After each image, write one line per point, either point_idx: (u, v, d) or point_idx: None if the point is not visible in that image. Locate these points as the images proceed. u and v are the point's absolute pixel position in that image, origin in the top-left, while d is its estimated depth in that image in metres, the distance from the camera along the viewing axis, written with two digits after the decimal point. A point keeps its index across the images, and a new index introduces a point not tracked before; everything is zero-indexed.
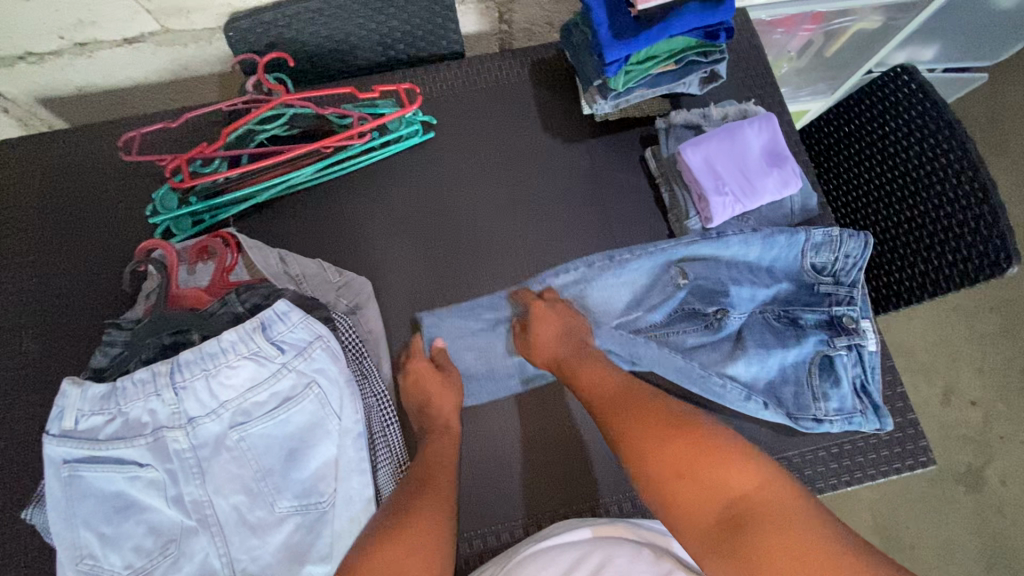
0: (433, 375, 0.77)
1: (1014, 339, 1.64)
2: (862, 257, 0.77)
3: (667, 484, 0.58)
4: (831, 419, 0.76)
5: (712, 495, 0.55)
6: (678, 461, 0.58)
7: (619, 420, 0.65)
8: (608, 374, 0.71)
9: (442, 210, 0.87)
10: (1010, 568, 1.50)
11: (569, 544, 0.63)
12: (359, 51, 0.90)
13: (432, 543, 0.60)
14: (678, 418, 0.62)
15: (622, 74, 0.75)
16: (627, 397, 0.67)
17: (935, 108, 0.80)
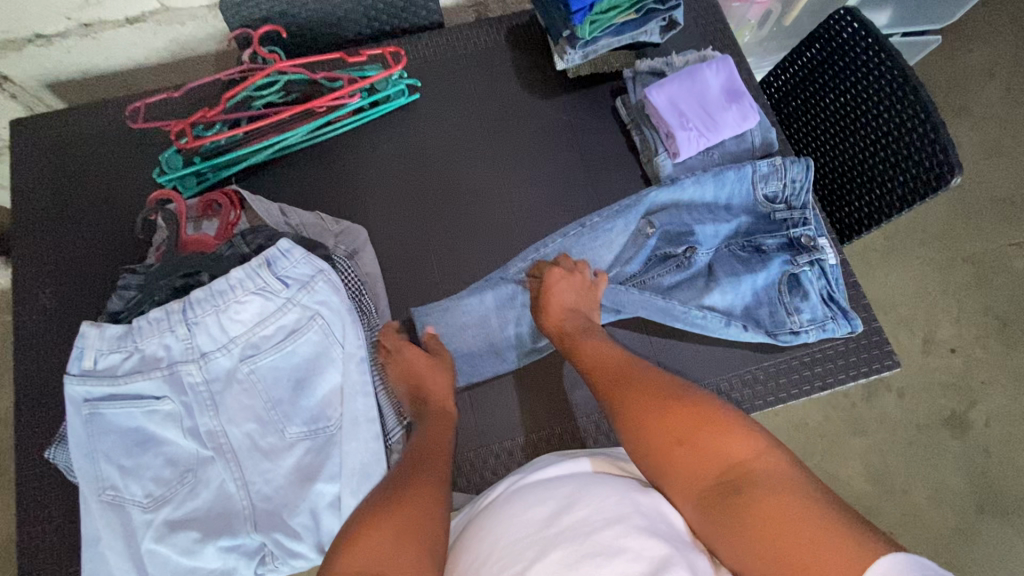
0: (421, 360, 0.79)
1: (985, 287, 1.73)
2: (807, 179, 0.84)
3: (666, 450, 0.59)
4: (807, 329, 0.82)
5: (711, 461, 0.57)
6: (677, 427, 0.60)
7: (619, 394, 0.67)
8: (607, 349, 0.74)
9: (430, 163, 0.93)
10: (997, 504, 1.56)
11: (555, 481, 0.63)
12: (345, 23, 0.97)
13: (431, 524, 0.58)
14: (676, 390, 0.65)
15: (588, 24, 0.82)
16: (626, 372, 0.69)
17: (877, 44, 0.88)
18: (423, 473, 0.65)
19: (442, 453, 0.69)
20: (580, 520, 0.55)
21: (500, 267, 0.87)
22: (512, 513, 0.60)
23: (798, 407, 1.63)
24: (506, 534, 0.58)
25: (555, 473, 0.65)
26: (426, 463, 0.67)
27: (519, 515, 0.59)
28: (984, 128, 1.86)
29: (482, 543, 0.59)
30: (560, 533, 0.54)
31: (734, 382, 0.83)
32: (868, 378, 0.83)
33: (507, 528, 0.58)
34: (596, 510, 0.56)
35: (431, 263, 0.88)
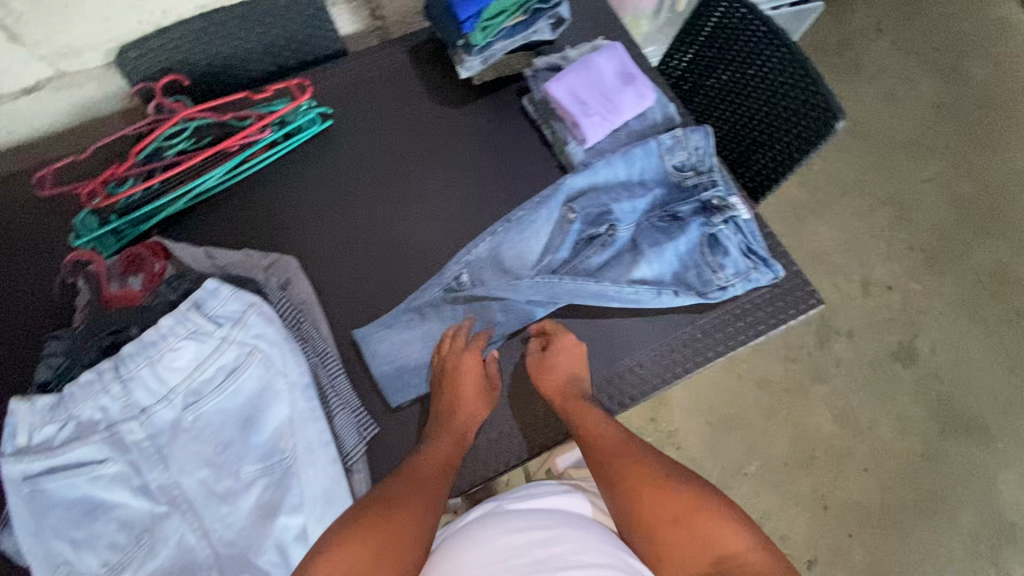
0: (476, 377, 0.78)
1: (907, 224, 1.85)
2: (708, 145, 0.90)
3: (661, 529, 0.66)
4: (733, 283, 0.86)
5: (702, 548, 0.64)
6: (675, 508, 0.67)
7: (619, 463, 0.72)
8: (609, 419, 0.77)
9: (352, 186, 0.95)
10: (954, 422, 1.65)
11: (536, 517, 0.72)
12: (248, 64, 0.99)
13: (407, 550, 0.62)
14: (677, 471, 0.71)
15: (479, 31, 0.86)
16: (620, 440, 0.75)
17: (750, 13, 0.96)
18: (414, 488, 0.68)
19: (440, 472, 0.71)
20: (550, 557, 0.64)
21: (436, 274, 0.87)
22: (496, 534, 0.68)
23: (759, 365, 1.69)
24: (482, 551, 0.67)
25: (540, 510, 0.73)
26: (422, 476, 0.70)
27: (499, 539, 0.67)
28: (880, 80, 2.01)
29: (457, 557, 0.68)
30: (532, 565, 0.63)
31: (674, 344, 0.86)
32: (796, 320, 0.88)
33: (486, 548, 0.67)
34: (567, 551, 0.64)
35: (367, 280, 0.88)
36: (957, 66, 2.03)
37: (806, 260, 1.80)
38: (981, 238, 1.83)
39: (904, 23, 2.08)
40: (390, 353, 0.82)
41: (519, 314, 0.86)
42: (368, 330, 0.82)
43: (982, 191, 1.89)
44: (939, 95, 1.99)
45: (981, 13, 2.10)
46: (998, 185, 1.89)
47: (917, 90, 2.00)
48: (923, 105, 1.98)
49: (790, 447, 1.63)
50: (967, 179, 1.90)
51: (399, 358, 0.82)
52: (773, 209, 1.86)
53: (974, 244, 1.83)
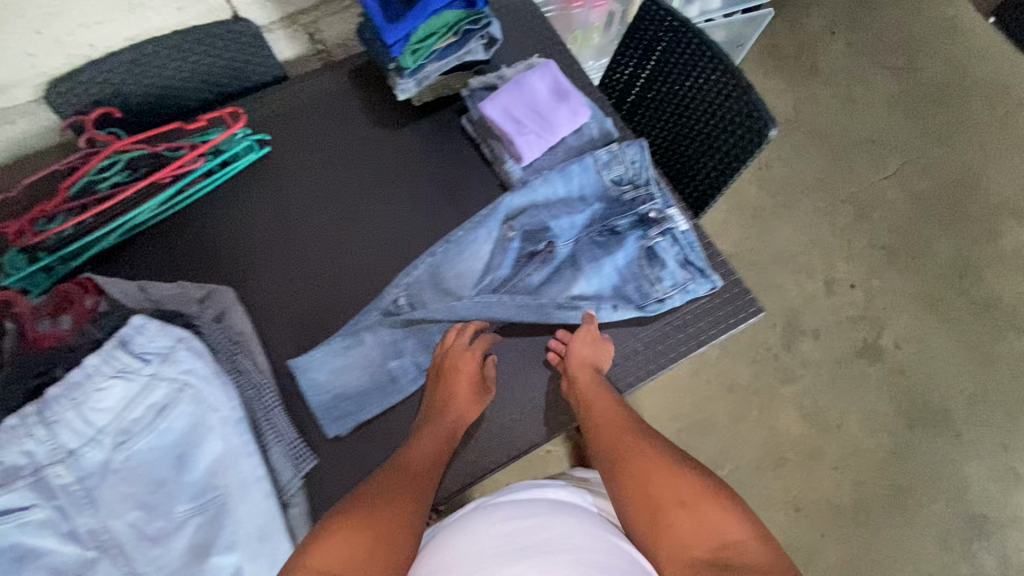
0: (474, 374, 0.79)
1: (868, 222, 1.87)
2: (643, 159, 0.90)
3: (667, 513, 0.66)
4: (671, 295, 0.87)
5: (705, 534, 0.64)
6: (680, 494, 0.67)
7: (627, 448, 0.74)
8: (620, 411, 0.80)
9: (294, 213, 0.94)
10: (922, 417, 1.66)
11: (531, 507, 0.73)
12: (184, 93, 0.98)
13: (400, 540, 0.63)
14: (683, 462, 0.72)
15: (409, 54, 0.85)
16: (625, 433, 0.77)
17: (682, 25, 0.96)
18: (406, 481, 0.70)
19: (431, 465, 0.73)
20: (543, 541, 0.65)
21: (374, 299, 0.86)
22: (491, 521, 0.70)
23: (726, 369, 1.70)
24: (477, 538, 0.68)
25: (536, 499, 0.75)
26: (412, 470, 0.71)
27: (494, 526, 0.69)
28: (835, 82, 2.04)
29: (454, 545, 0.69)
30: (526, 547, 0.64)
31: (617, 357, 0.87)
32: (739, 327, 0.88)
33: (479, 535, 0.68)
34: (560, 537, 0.65)
35: (306, 307, 0.87)
36: (911, 65, 2.07)
37: (769, 262, 1.82)
38: (941, 232, 1.86)
39: (857, 24, 2.12)
40: (325, 382, 0.80)
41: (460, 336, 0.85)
42: (304, 359, 0.80)
43: (940, 186, 1.91)
44: (894, 93, 2.03)
45: (933, 11, 2.13)
46: (956, 179, 1.92)
47: (872, 90, 2.03)
48: (879, 104, 2.01)
49: (761, 449, 1.63)
50: (924, 174, 1.92)
51: (334, 387, 0.80)
52: (735, 213, 1.87)
53: (934, 238, 1.85)
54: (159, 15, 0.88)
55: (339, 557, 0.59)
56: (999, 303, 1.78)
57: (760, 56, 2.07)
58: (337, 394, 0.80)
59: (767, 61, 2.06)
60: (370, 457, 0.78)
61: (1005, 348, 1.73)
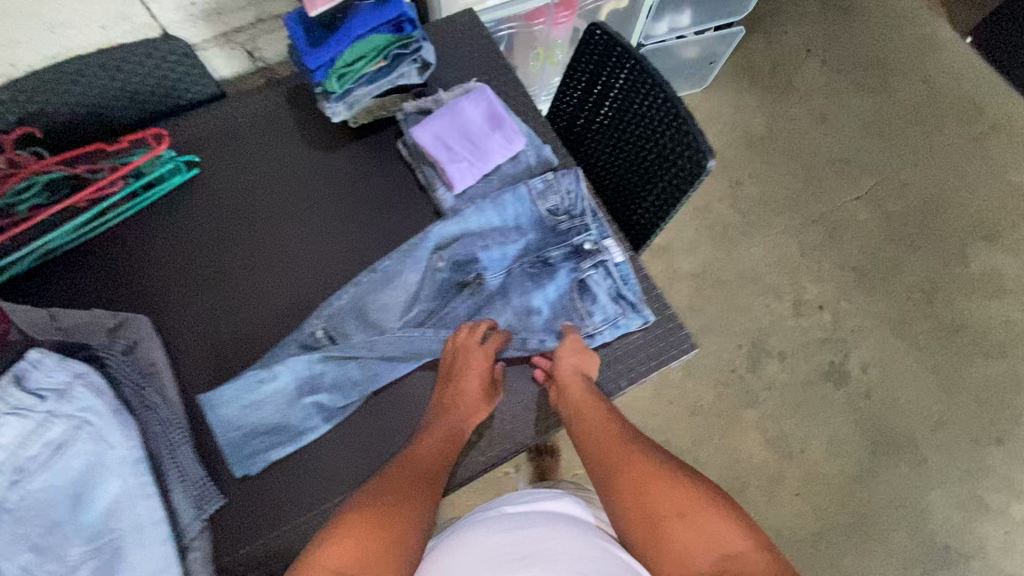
0: (483, 376, 0.78)
1: (838, 243, 1.85)
2: (580, 188, 0.87)
3: (667, 523, 0.66)
4: (601, 330, 0.85)
5: (705, 544, 0.63)
6: (677, 503, 0.67)
7: (620, 458, 0.73)
8: (612, 418, 0.78)
9: (218, 237, 0.90)
10: (886, 442, 1.64)
11: (528, 517, 0.72)
12: (114, 111, 0.95)
13: (405, 544, 0.63)
14: (676, 468, 0.71)
15: (334, 77, 0.82)
16: (618, 441, 0.75)
17: (625, 52, 0.94)
18: (412, 484, 0.69)
19: (437, 467, 0.73)
20: (542, 550, 0.64)
21: (295, 329, 0.84)
22: (487, 535, 0.69)
23: (690, 391, 1.67)
24: (475, 551, 0.67)
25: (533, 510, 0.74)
26: (416, 472, 0.71)
27: (492, 538, 0.68)
28: (810, 99, 2.03)
29: (453, 557, 0.68)
30: (525, 557, 0.63)
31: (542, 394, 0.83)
32: (671, 364, 0.86)
33: (474, 550, 0.67)
34: (559, 545, 0.65)
35: (223, 338, 0.84)
36: (886, 83, 2.05)
37: (738, 282, 1.79)
38: (911, 254, 1.84)
39: (833, 42, 2.10)
40: (236, 417, 0.78)
41: (378, 372, 0.81)
42: (215, 395, 0.78)
43: (912, 207, 1.89)
44: (869, 112, 2.01)
45: (910, 29, 2.11)
46: (928, 200, 1.90)
47: (846, 109, 2.01)
48: (853, 123, 1.99)
49: (722, 474, 1.60)
50: (896, 195, 1.91)
51: (245, 423, 0.78)
52: (705, 231, 1.85)
53: (904, 260, 1.83)
54: (81, 34, 0.84)
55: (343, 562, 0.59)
56: (967, 327, 1.76)
57: (734, 72, 2.05)
58: (247, 431, 0.78)
59: (742, 77, 2.04)
60: (280, 494, 0.76)
61: (972, 373, 1.71)
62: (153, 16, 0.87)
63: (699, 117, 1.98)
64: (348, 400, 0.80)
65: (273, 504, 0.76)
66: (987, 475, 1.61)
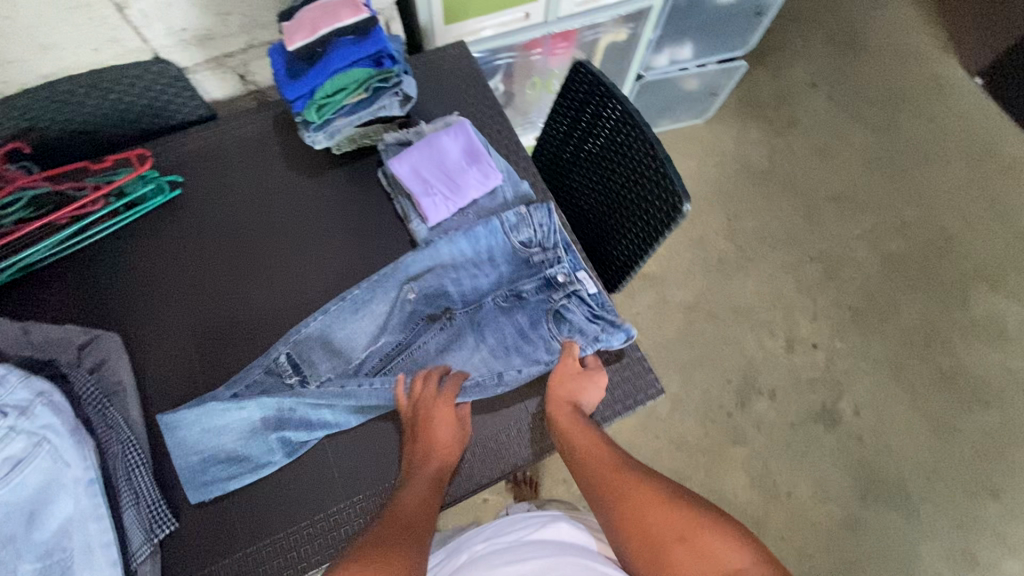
0: (449, 417, 0.79)
1: (836, 281, 1.82)
2: (552, 222, 0.87)
3: (668, 549, 0.63)
4: (582, 346, 0.83)
5: (709, 567, 0.61)
6: (676, 527, 0.64)
7: (615, 484, 0.71)
8: (603, 444, 0.75)
9: (196, 258, 0.92)
10: (876, 489, 1.60)
11: (531, 545, 0.73)
12: (105, 128, 0.98)
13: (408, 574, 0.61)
14: (672, 489, 0.69)
15: (314, 109, 0.84)
16: (616, 466, 0.73)
17: (607, 91, 0.94)
18: (403, 533, 0.66)
19: (426, 514, 0.70)
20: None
21: (262, 354, 0.85)
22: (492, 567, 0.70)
23: (676, 425, 1.65)
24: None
25: (535, 535, 0.75)
26: (405, 522, 0.68)
27: (498, 570, 0.69)
28: (813, 134, 2.01)
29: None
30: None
31: (503, 433, 0.82)
32: (637, 409, 0.85)
33: None
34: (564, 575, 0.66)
35: (193, 362, 0.85)
36: (891, 121, 2.03)
37: (730, 316, 1.77)
38: (910, 296, 1.80)
39: (839, 77, 2.09)
40: (195, 442, 0.78)
41: (339, 403, 0.81)
42: (175, 417, 0.77)
43: (914, 248, 1.86)
44: (873, 149, 1.99)
45: (918, 68, 2.10)
46: (930, 241, 1.87)
47: (849, 145, 2.00)
48: (856, 160, 1.97)
49: None
50: (897, 234, 1.88)
51: (203, 449, 0.78)
52: (699, 263, 1.84)
53: (903, 302, 1.80)
54: (72, 55, 0.87)
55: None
56: (964, 373, 1.72)
57: (738, 104, 2.04)
58: (205, 457, 0.78)
59: (745, 109, 2.04)
60: (236, 522, 0.77)
61: (968, 422, 1.67)
62: (144, 41, 0.89)
63: (699, 147, 1.98)
64: (308, 432, 0.80)
65: (228, 531, 0.77)
66: (980, 529, 1.56)
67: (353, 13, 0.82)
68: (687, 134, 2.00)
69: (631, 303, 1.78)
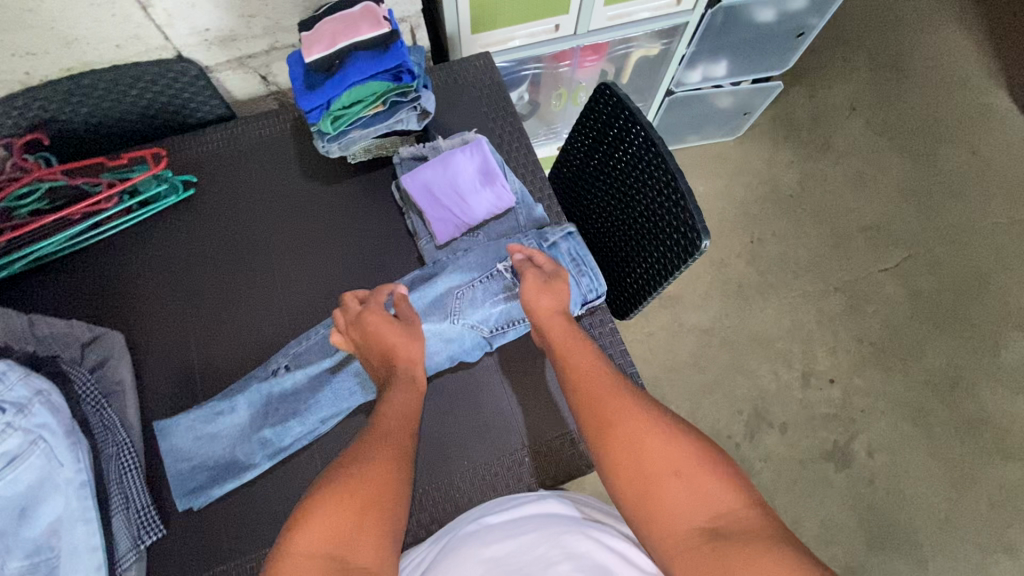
0: (392, 322, 0.76)
1: (860, 315, 1.75)
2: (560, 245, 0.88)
3: (659, 480, 0.59)
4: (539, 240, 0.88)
5: (699, 504, 0.57)
6: (673, 459, 0.59)
7: (610, 408, 0.65)
8: (593, 361, 0.72)
9: (204, 260, 0.92)
10: (886, 536, 1.52)
11: (516, 523, 0.66)
12: (124, 122, 0.98)
13: (393, 492, 0.59)
14: (669, 417, 0.64)
15: (329, 120, 0.82)
16: (608, 386, 0.68)
17: (631, 116, 0.90)
18: (384, 445, 0.63)
19: (404, 418, 0.68)
20: (536, 559, 0.59)
21: (262, 364, 0.85)
22: (475, 547, 0.63)
23: None
24: (466, 568, 0.61)
25: (517, 513, 0.68)
26: (389, 425, 0.66)
27: (483, 551, 0.62)
28: (847, 160, 1.94)
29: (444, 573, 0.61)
30: (521, 568, 0.58)
31: (496, 463, 0.82)
32: None
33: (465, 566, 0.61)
34: (554, 549, 0.59)
35: (193, 366, 0.85)
36: (932, 152, 1.94)
37: (746, 343, 1.72)
38: (937, 336, 1.72)
39: (880, 102, 2.01)
40: (187, 449, 0.78)
41: (328, 416, 0.80)
42: (171, 422, 0.80)
43: (944, 286, 1.78)
44: (909, 180, 1.91)
45: (965, 98, 2.00)
46: (963, 281, 1.78)
47: (885, 174, 1.92)
48: (890, 190, 1.90)
49: None
50: (928, 271, 1.80)
51: (195, 455, 0.78)
52: (717, 286, 1.78)
53: (929, 342, 1.72)
54: (95, 49, 0.87)
55: (320, 543, 0.53)
56: (989, 423, 1.63)
57: (771, 124, 1.98)
58: (196, 464, 0.78)
59: (778, 130, 1.97)
60: (221, 531, 0.76)
61: (989, 474, 1.58)
62: (167, 39, 0.89)
63: (727, 167, 1.93)
64: (291, 436, 0.79)
65: (213, 541, 0.76)
66: None
67: (374, 28, 0.81)
68: (716, 152, 1.94)
69: (644, 322, 1.74)
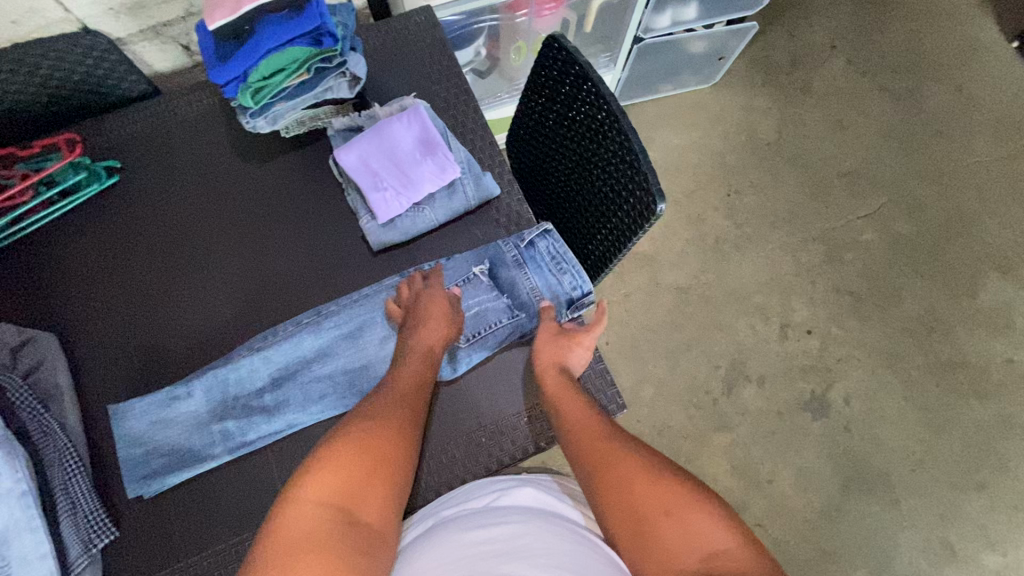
0: (443, 301, 0.80)
1: (838, 264, 1.72)
2: (543, 241, 0.84)
3: (649, 518, 0.61)
4: (529, 241, 0.85)
5: (690, 546, 0.59)
6: (664, 499, 0.62)
7: (602, 451, 0.68)
8: (587, 411, 0.73)
9: (139, 248, 0.87)
10: (862, 479, 1.55)
11: (500, 511, 0.65)
12: (39, 106, 0.91)
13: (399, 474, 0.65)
14: (660, 462, 0.66)
15: (250, 91, 0.76)
16: (599, 428, 0.71)
17: (582, 71, 0.83)
18: (402, 412, 0.70)
19: (422, 391, 0.73)
20: (517, 547, 0.59)
21: (222, 356, 0.82)
22: (458, 532, 0.62)
23: (659, 410, 1.60)
24: (443, 555, 0.60)
25: (501, 502, 0.67)
26: (405, 397, 0.71)
27: (462, 537, 0.61)
28: (827, 103, 1.86)
29: (421, 561, 0.61)
30: (501, 556, 0.57)
31: (453, 447, 0.80)
32: None
33: (442, 548, 0.61)
34: (537, 542, 0.60)
35: (137, 359, 0.82)
36: (915, 90, 1.86)
37: (724, 298, 1.70)
38: (916, 281, 1.71)
39: (863, 38, 1.91)
40: (141, 434, 0.76)
41: (296, 418, 0.78)
42: (126, 406, 0.77)
43: (924, 230, 1.75)
44: (891, 120, 1.84)
45: (950, 30, 1.91)
46: (943, 223, 1.75)
47: (867, 116, 1.84)
48: (871, 132, 1.83)
49: None
50: (908, 216, 1.76)
51: (149, 442, 0.76)
52: (694, 242, 1.74)
53: (907, 288, 1.70)
54: None
55: (329, 496, 0.59)
56: (965, 365, 1.64)
57: (748, 68, 1.89)
58: (150, 449, 0.76)
59: (756, 73, 1.88)
60: (175, 532, 0.75)
61: (963, 415, 1.60)
62: (68, 11, 0.80)
63: (703, 117, 1.85)
64: (254, 432, 0.78)
65: (167, 541, 0.75)
66: (960, 523, 1.51)
67: None
68: (691, 100, 1.86)
69: (620, 284, 1.71)
